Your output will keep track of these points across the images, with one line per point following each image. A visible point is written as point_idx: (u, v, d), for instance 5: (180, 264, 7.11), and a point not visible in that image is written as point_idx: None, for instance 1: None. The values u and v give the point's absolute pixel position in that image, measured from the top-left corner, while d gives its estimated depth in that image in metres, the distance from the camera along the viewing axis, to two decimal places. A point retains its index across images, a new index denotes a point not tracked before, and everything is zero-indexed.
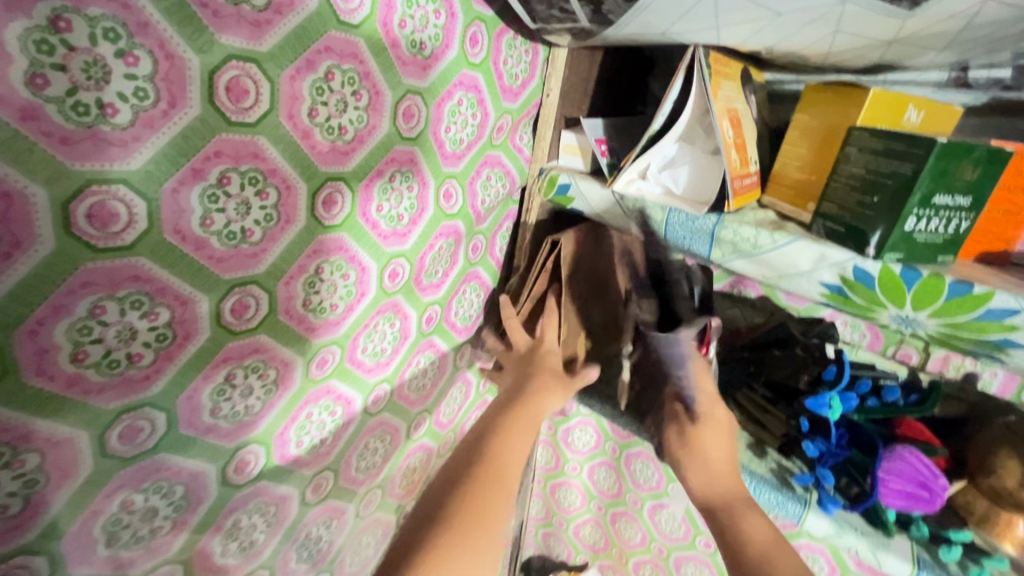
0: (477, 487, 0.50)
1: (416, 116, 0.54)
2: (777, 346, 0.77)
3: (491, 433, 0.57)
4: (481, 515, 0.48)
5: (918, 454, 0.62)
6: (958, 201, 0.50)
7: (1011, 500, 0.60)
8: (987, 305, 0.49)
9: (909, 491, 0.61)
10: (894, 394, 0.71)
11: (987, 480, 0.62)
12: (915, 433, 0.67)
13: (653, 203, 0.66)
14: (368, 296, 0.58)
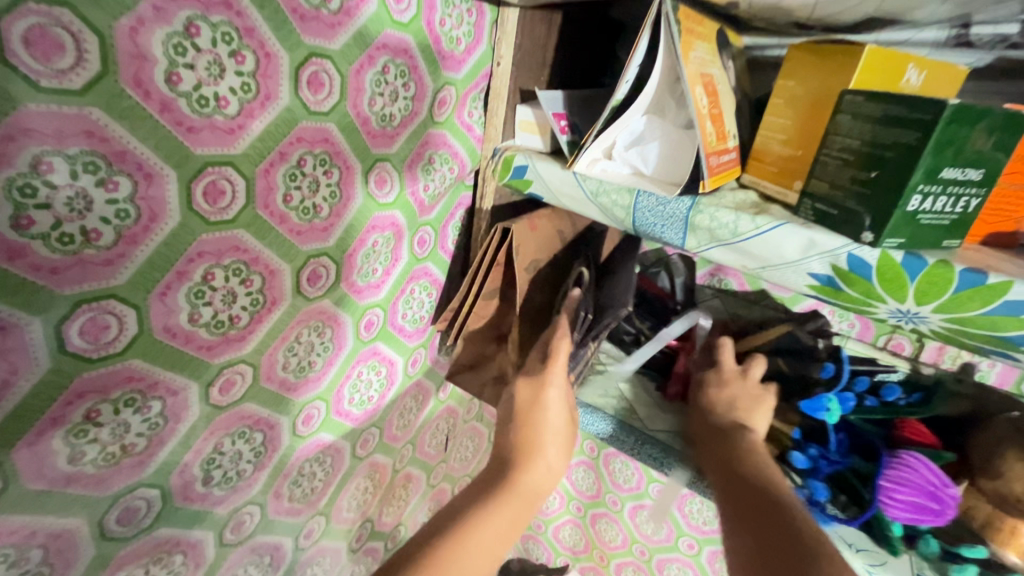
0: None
1: (328, 86, 0.45)
2: (781, 352, 0.69)
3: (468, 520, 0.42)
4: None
5: (925, 461, 0.54)
6: (968, 175, 0.43)
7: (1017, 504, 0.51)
8: (1004, 297, 0.42)
9: (917, 502, 0.53)
10: (894, 394, 0.64)
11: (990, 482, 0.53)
12: (916, 435, 0.59)
13: (619, 185, 0.57)
14: (281, 305, 0.49)
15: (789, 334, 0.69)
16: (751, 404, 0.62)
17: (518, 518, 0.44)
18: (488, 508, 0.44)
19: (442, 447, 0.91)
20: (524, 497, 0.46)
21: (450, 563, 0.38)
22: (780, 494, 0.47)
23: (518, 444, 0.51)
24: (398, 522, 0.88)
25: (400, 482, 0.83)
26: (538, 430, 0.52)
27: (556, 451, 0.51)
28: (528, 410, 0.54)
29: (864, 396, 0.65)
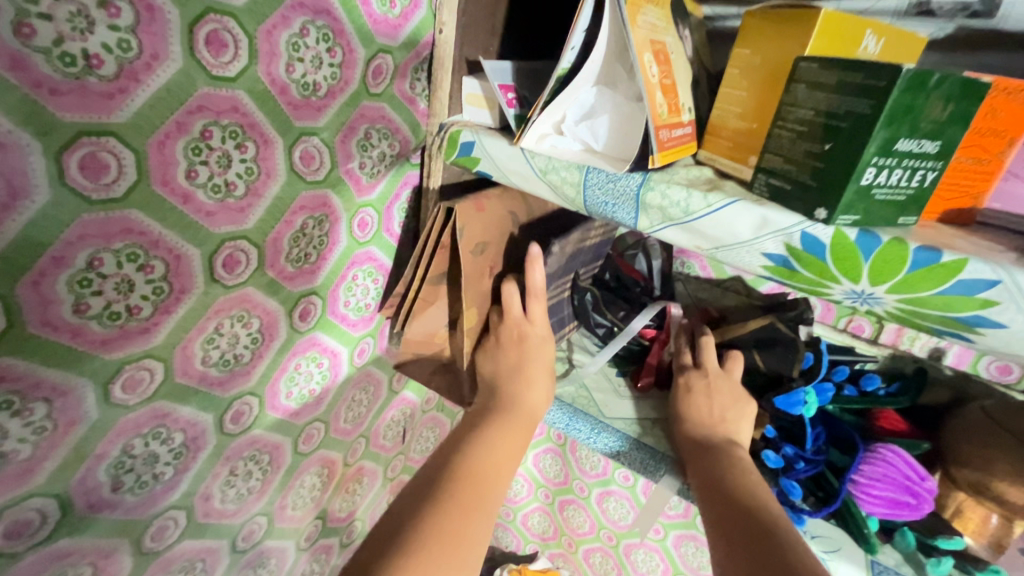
0: (456, 499, 0.45)
1: (233, 48, 0.40)
2: (758, 349, 0.66)
3: (477, 440, 0.52)
4: (468, 530, 0.43)
5: (902, 455, 0.56)
6: (924, 148, 0.40)
7: (988, 494, 0.53)
8: (958, 276, 0.40)
9: (894, 497, 0.55)
10: (874, 384, 0.67)
11: (965, 472, 0.55)
12: (891, 426, 0.62)
13: (568, 161, 0.54)
14: (194, 294, 0.45)
15: (767, 327, 0.66)
16: (733, 405, 0.60)
17: (517, 441, 0.55)
18: (496, 426, 0.55)
19: (399, 439, 0.88)
20: (519, 425, 0.56)
21: (484, 464, 0.49)
22: (752, 477, 0.51)
23: (511, 378, 0.61)
24: (353, 518, 0.85)
25: (353, 477, 0.80)
26: (524, 363, 0.62)
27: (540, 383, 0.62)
28: (521, 352, 0.62)
29: (844, 385, 0.68)
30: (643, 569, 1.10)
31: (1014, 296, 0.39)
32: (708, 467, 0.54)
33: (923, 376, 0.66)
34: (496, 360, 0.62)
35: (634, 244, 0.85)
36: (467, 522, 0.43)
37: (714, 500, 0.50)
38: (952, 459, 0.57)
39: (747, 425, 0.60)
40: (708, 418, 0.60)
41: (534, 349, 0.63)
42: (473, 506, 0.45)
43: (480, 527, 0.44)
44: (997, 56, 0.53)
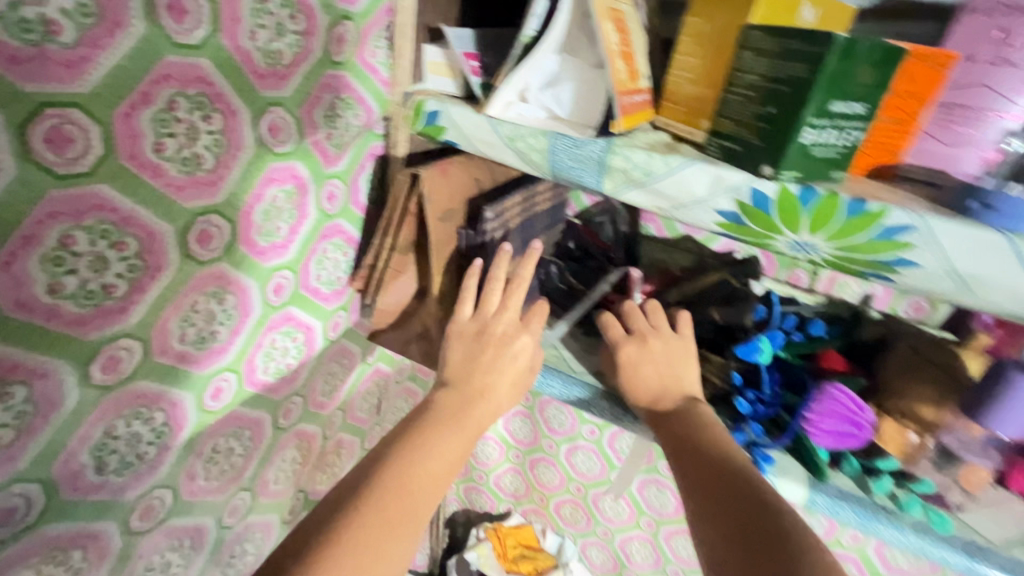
0: (360, 526, 0.41)
1: (194, 13, 0.39)
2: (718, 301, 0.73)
3: (421, 437, 0.49)
4: (380, 557, 0.40)
5: (846, 391, 0.62)
6: (854, 110, 0.45)
7: (912, 416, 0.62)
8: (881, 223, 0.46)
9: (840, 429, 0.62)
10: (818, 328, 0.74)
11: (896, 402, 0.64)
12: (834, 365, 0.69)
13: (533, 127, 0.56)
14: (168, 272, 0.44)
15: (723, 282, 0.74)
16: (671, 365, 0.63)
17: (465, 444, 0.50)
18: (430, 429, 0.49)
19: (374, 411, 0.89)
20: (468, 433, 0.51)
21: (409, 480, 0.45)
22: (716, 439, 0.52)
23: (462, 386, 0.55)
24: None
25: (331, 449, 0.81)
26: (490, 368, 0.57)
27: (506, 395, 0.57)
28: (493, 355, 0.58)
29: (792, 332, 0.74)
30: (610, 514, 1.18)
31: (926, 239, 0.45)
32: (671, 432, 0.55)
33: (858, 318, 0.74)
34: (462, 353, 0.58)
35: (602, 210, 0.89)
36: (385, 539, 0.41)
37: (686, 467, 0.50)
38: (885, 391, 0.65)
39: (691, 380, 0.62)
40: (660, 382, 0.62)
41: (502, 354, 0.58)
42: (389, 525, 0.42)
43: (396, 550, 0.41)
44: (916, 25, 0.59)
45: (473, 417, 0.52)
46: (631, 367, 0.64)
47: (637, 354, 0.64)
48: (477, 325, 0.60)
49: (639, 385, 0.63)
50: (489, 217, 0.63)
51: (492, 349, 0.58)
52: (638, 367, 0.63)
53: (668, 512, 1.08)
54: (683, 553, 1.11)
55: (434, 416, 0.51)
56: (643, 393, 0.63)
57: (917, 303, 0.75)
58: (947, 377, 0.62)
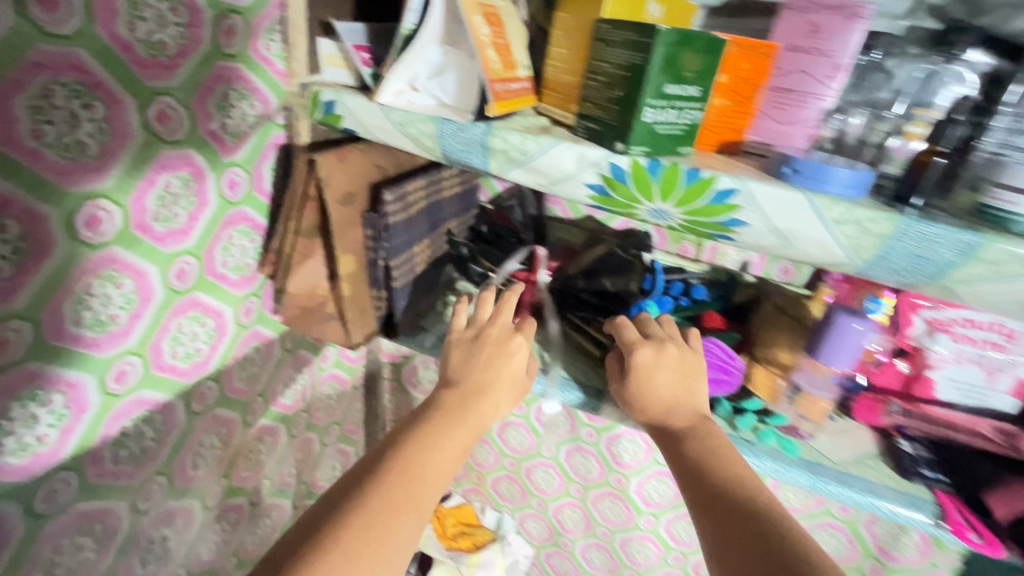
0: (375, 506, 0.44)
1: (66, 6, 0.42)
2: (609, 272, 0.81)
3: (430, 430, 0.52)
4: (392, 533, 0.43)
5: (718, 343, 0.71)
6: (688, 91, 0.53)
7: (773, 361, 0.71)
8: (713, 188, 0.54)
9: (713, 375, 0.70)
10: (700, 291, 0.82)
11: (762, 351, 0.73)
12: (714, 323, 0.78)
13: (421, 114, 0.61)
14: (57, 254, 0.46)
15: (615, 255, 0.83)
16: (684, 376, 0.62)
17: (467, 436, 0.54)
18: (435, 424, 0.53)
19: (300, 398, 0.91)
20: (464, 428, 0.55)
21: (419, 467, 0.48)
22: (722, 454, 0.53)
23: (465, 390, 0.59)
24: (260, 477, 0.87)
25: (256, 436, 0.82)
26: (491, 370, 0.61)
27: (505, 393, 0.61)
28: (491, 354, 0.63)
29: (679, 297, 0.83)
30: (543, 485, 1.25)
31: (749, 200, 0.53)
32: (679, 449, 0.55)
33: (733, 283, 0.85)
34: (460, 357, 0.62)
35: (512, 194, 0.94)
36: (395, 518, 0.44)
37: (694, 486, 0.51)
38: (756, 343, 0.74)
39: (700, 395, 0.62)
40: (673, 391, 0.61)
41: (499, 356, 0.63)
42: (397, 508, 0.45)
43: (404, 530, 0.44)
44: (759, 20, 0.68)
45: (476, 411, 0.57)
46: (647, 372, 0.62)
47: (656, 359, 0.63)
48: (473, 331, 0.65)
49: (651, 393, 0.61)
50: (389, 200, 0.68)
51: (491, 352, 0.63)
52: (652, 371, 0.62)
53: (593, 477, 1.16)
54: (609, 514, 1.19)
55: (441, 410, 0.55)
56: (655, 401, 0.61)
57: (785, 268, 0.83)
58: (799, 325, 0.72)
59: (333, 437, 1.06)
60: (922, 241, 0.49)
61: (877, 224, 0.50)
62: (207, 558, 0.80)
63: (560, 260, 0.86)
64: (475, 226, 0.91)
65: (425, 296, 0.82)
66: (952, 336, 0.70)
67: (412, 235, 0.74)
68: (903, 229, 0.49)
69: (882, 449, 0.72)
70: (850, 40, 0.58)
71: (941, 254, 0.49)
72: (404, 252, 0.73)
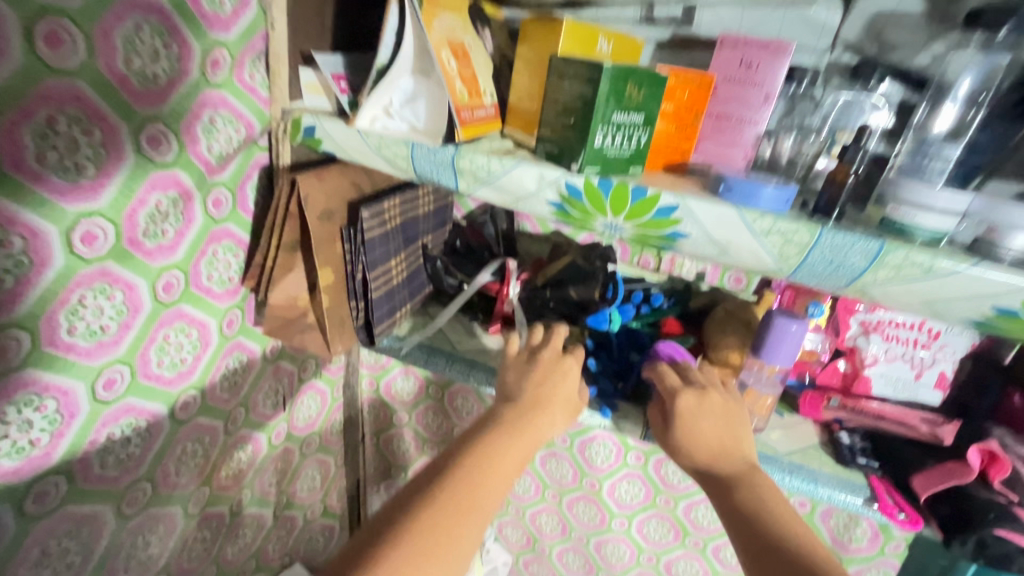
0: (439, 510, 0.49)
1: (70, 44, 0.46)
2: (573, 280, 0.86)
3: (489, 444, 0.56)
4: (454, 537, 0.48)
5: (673, 345, 0.77)
6: (633, 118, 0.60)
7: (723, 362, 0.78)
8: (657, 204, 0.60)
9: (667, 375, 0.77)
10: (659, 299, 0.89)
11: (715, 353, 0.79)
12: (671, 330, 0.86)
13: (395, 137, 0.67)
14: (54, 268, 0.50)
15: (577, 264, 0.88)
16: (728, 420, 0.64)
17: (524, 451, 0.57)
18: (495, 438, 0.56)
19: (282, 408, 0.94)
20: (523, 444, 0.57)
21: (479, 480, 0.52)
22: (773, 503, 0.55)
23: (525, 408, 0.61)
24: (241, 486, 0.90)
25: (238, 445, 0.85)
26: (547, 389, 0.64)
27: (561, 411, 0.64)
28: (545, 372, 0.66)
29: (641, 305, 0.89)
30: (520, 492, 1.29)
31: (689, 214, 0.59)
32: (730, 497, 0.57)
33: (689, 291, 0.90)
34: (516, 376, 0.66)
35: (484, 211, 1.00)
36: (457, 523, 0.48)
37: (745, 533, 0.53)
38: (710, 346, 0.80)
39: (746, 441, 0.63)
40: (717, 438, 0.62)
41: (554, 377, 0.66)
42: (459, 514, 0.49)
43: (465, 535, 0.48)
44: (703, 53, 0.76)
45: (534, 425, 0.60)
46: (690, 416, 0.64)
47: (696, 403, 0.65)
48: (525, 352, 0.69)
49: (697, 439, 0.63)
50: (365, 215, 0.73)
51: (547, 374, 0.65)
52: (695, 416, 0.64)
53: (568, 481, 1.20)
54: (583, 518, 1.23)
55: (504, 425, 0.58)
56: (701, 449, 0.62)
57: (737, 277, 0.90)
58: (747, 330, 0.78)
59: (312, 447, 1.08)
60: (836, 249, 0.56)
61: (799, 235, 0.56)
62: (186, 565, 0.82)
63: (527, 271, 0.91)
64: (450, 242, 0.97)
65: (401, 308, 0.87)
66: (883, 335, 0.78)
67: (388, 250, 0.79)
68: (820, 238, 0.56)
69: (823, 441, 0.78)
70: (777, 72, 0.65)
71: (853, 261, 0.56)
72: (380, 265, 0.78)
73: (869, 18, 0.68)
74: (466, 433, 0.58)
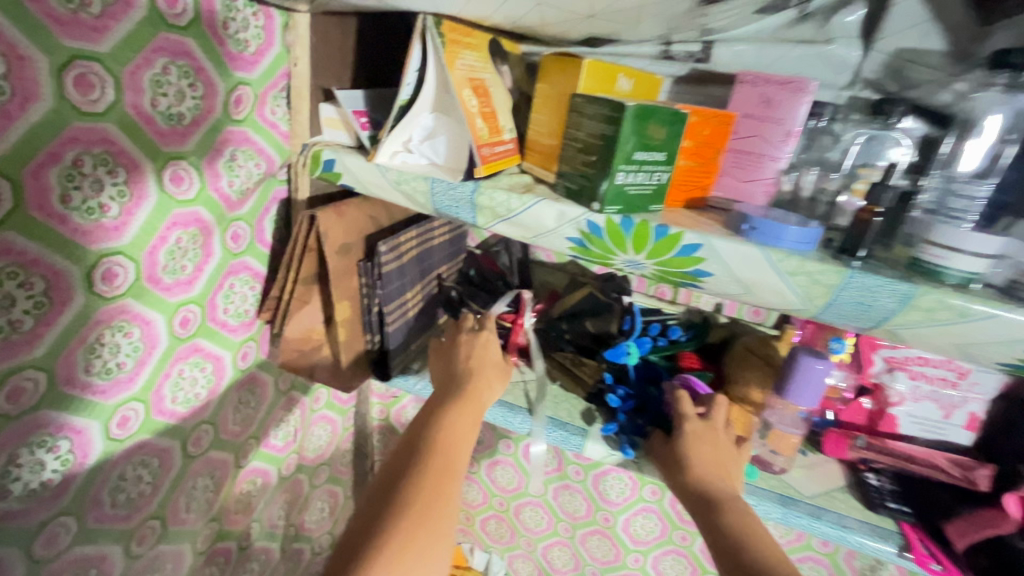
0: (423, 480, 0.54)
1: (99, 87, 0.47)
2: (591, 313, 0.85)
3: (446, 416, 0.62)
4: (439, 501, 0.53)
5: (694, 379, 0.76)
6: (655, 157, 0.59)
7: (746, 400, 0.75)
8: (680, 243, 0.59)
9: None
10: (677, 332, 0.88)
11: (737, 389, 0.76)
12: (691, 364, 0.82)
13: (416, 173, 0.67)
14: (74, 307, 0.49)
15: (593, 295, 0.87)
16: (724, 450, 0.66)
17: (473, 418, 0.64)
18: (451, 410, 0.63)
19: (292, 439, 0.92)
20: (473, 411, 0.64)
21: (449, 448, 0.58)
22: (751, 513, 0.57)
23: (471, 380, 0.68)
24: (249, 521, 0.88)
25: (248, 478, 0.84)
26: (479, 359, 0.72)
27: (495, 379, 0.71)
28: (469, 345, 0.74)
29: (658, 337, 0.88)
30: (531, 525, 1.26)
31: (713, 253, 0.58)
32: (714, 514, 0.57)
33: (707, 324, 0.89)
34: (446, 353, 0.75)
35: (497, 241, 1.00)
36: (441, 491, 0.54)
37: (722, 549, 0.54)
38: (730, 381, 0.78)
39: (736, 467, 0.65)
40: (715, 465, 0.63)
41: (486, 353, 0.73)
42: (441, 480, 0.55)
43: (448, 500, 0.54)
44: (720, 90, 0.76)
45: (476, 394, 0.67)
46: (692, 437, 0.66)
47: (702, 430, 0.67)
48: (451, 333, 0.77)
49: (690, 449, 0.65)
50: (384, 248, 0.73)
51: (477, 347, 0.73)
52: (699, 435, 0.66)
53: (581, 515, 1.17)
54: (597, 553, 1.20)
55: (453, 397, 0.65)
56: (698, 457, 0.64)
57: (756, 309, 0.89)
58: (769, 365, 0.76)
59: (322, 478, 1.06)
60: (865, 291, 0.55)
61: (826, 276, 0.55)
62: None
63: (543, 302, 0.91)
64: (464, 270, 0.96)
65: (419, 338, 0.87)
66: (909, 373, 0.76)
67: (405, 282, 0.79)
68: (848, 280, 0.55)
69: (850, 483, 0.76)
70: (798, 110, 0.65)
71: (883, 302, 0.55)
72: (398, 298, 0.77)
73: (889, 55, 0.68)
74: (426, 408, 0.65)
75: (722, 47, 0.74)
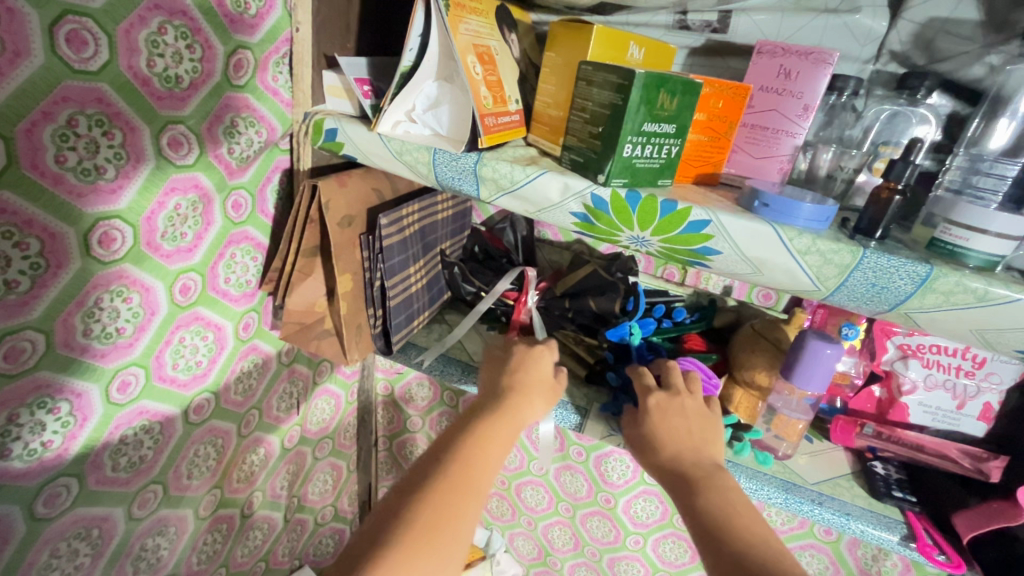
0: (440, 490, 0.50)
1: (92, 44, 0.46)
2: (594, 293, 0.83)
3: (476, 430, 0.58)
4: (454, 515, 0.49)
5: (696, 362, 0.74)
6: (664, 128, 0.57)
7: (751, 384, 0.73)
8: (688, 219, 0.57)
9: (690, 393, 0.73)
10: (682, 314, 0.86)
11: (743, 372, 0.74)
12: (694, 346, 0.82)
13: (418, 143, 0.65)
14: (70, 269, 0.49)
15: (598, 275, 0.85)
16: (702, 428, 0.62)
17: (507, 435, 0.59)
18: (485, 425, 0.59)
19: (295, 411, 0.93)
20: (506, 430, 0.60)
21: (471, 462, 0.54)
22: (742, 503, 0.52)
23: (507, 399, 0.64)
24: (252, 490, 0.89)
25: (251, 447, 0.84)
26: (521, 379, 0.67)
27: (538, 398, 0.67)
28: (517, 362, 0.70)
29: (662, 319, 0.87)
30: (532, 503, 1.26)
31: (721, 231, 0.56)
32: (693, 499, 0.54)
33: (714, 307, 0.87)
34: (489, 372, 0.70)
35: (503, 218, 0.98)
36: (456, 501, 0.50)
37: (703, 531, 0.50)
38: (735, 365, 0.76)
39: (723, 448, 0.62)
40: (683, 438, 0.61)
41: (531, 374, 0.69)
42: (457, 495, 0.50)
43: (465, 513, 0.50)
44: (738, 63, 0.73)
45: (512, 411, 0.62)
46: (669, 432, 0.62)
47: (668, 402, 0.65)
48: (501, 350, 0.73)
49: (668, 432, 0.62)
50: (383, 223, 0.71)
51: (519, 366, 0.69)
52: (663, 413, 0.64)
53: (582, 496, 1.17)
54: (597, 534, 1.20)
55: (488, 411, 0.61)
56: (672, 438, 0.61)
57: (767, 293, 0.85)
58: (775, 349, 0.74)
59: (325, 451, 1.08)
60: (880, 272, 0.53)
61: (840, 255, 0.53)
62: (196, 567, 0.82)
63: (547, 281, 0.90)
64: (468, 246, 0.95)
65: (421, 314, 0.86)
66: (923, 361, 0.74)
67: (407, 255, 0.78)
68: (862, 260, 0.53)
69: (856, 471, 0.74)
70: (819, 82, 0.61)
71: (899, 285, 0.52)
72: (400, 272, 0.76)
73: (918, 25, 0.65)
74: (457, 422, 0.60)
75: (739, 16, 0.71)
